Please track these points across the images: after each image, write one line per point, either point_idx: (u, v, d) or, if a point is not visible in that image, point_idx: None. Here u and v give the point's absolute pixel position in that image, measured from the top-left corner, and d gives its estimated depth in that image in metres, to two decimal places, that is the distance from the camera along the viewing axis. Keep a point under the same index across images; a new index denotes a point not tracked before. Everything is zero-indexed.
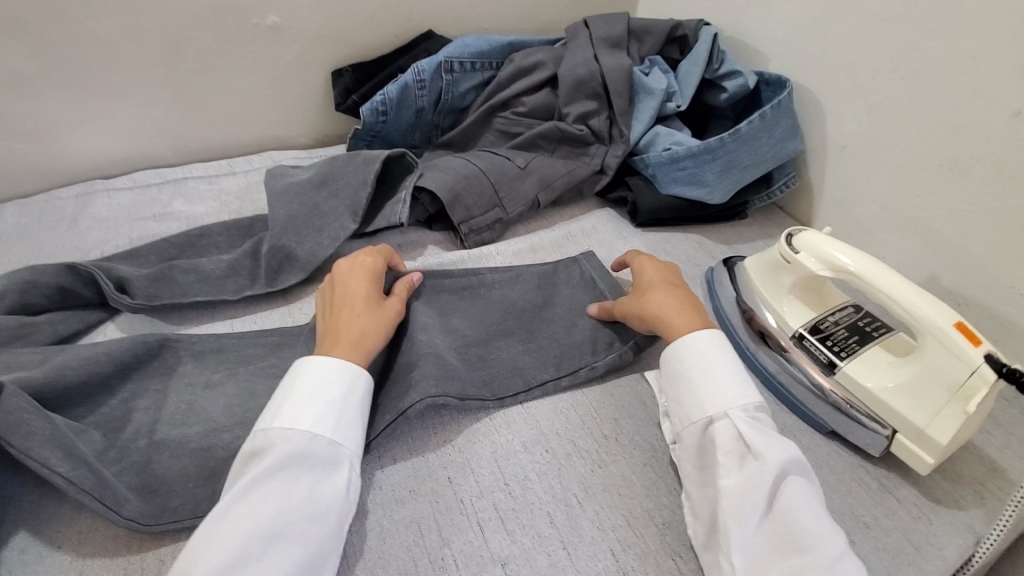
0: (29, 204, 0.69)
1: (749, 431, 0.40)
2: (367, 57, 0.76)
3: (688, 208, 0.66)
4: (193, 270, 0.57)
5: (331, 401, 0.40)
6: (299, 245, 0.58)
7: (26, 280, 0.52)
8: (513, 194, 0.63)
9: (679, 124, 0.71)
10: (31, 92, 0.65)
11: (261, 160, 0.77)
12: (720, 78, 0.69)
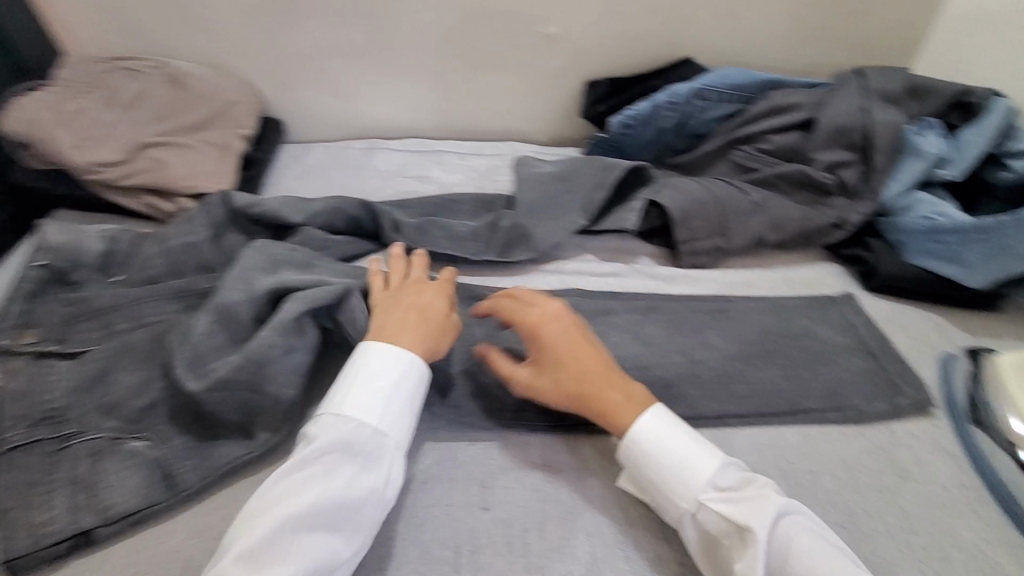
0: (332, 148, 0.87)
1: (736, 509, 0.41)
2: (624, 74, 0.82)
3: (936, 284, 0.62)
4: (447, 229, 0.67)
5: (380, 389, 0.45)
6: (536, 228, 0.66)
7: (336, 207, 0.66)
8: (741, 227, 0.64)
9: (943, 195, 0.66)
10: (359, 64, 0.82)
11: (506, 148, 0.87)
12: (1006, 155, 0.64)
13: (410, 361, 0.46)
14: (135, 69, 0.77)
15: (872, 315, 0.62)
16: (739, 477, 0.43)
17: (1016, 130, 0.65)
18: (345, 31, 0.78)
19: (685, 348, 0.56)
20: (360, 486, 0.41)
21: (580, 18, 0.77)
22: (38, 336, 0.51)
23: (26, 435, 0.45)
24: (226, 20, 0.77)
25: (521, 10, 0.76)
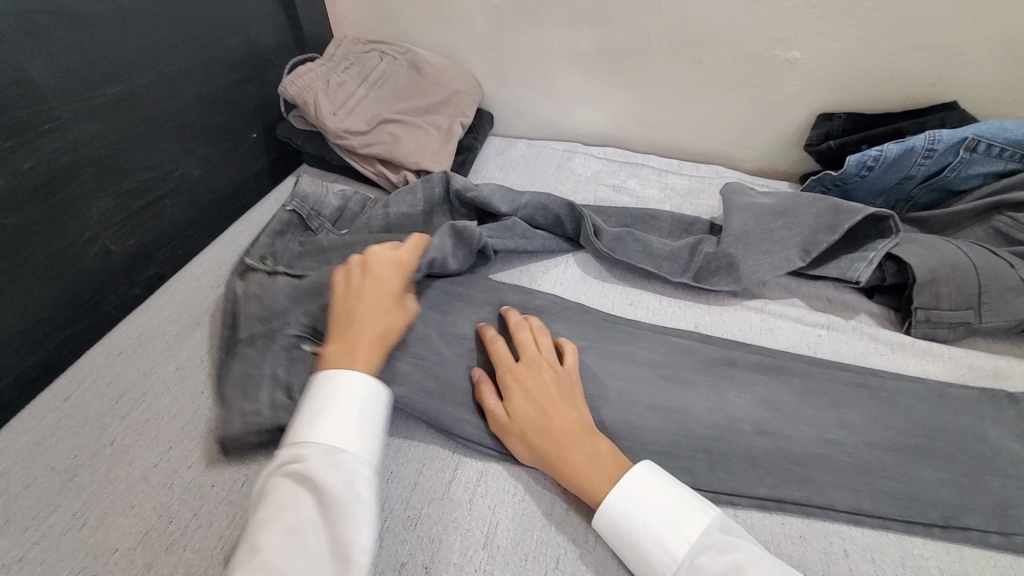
0: (533, 146, 0.90)
1: None
2: (864, 111, 0.75)
3: None
4: (643, 242, 0.65)
5: (352, 413, 0.40)
6: (743, 258, 0.61)
7: (541, 202, 0.67)
8: (1000, 306, 0.54)
9: None
10: (580, 68, 0.84)
11: (708, 171, 0.83)
12: None
13: (369, 387, 0.42)
14: (385, 52, 0.86)
15: None
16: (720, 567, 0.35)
17: None
18: (574, 34, 0.80)
19: (913, 430, 0.48)
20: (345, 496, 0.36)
21: (830, 44, 0.71)
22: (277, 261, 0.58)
23: (252, 333, 0.51)
24: (469, 14, 0.83)
25: (763, 30, 0.72)
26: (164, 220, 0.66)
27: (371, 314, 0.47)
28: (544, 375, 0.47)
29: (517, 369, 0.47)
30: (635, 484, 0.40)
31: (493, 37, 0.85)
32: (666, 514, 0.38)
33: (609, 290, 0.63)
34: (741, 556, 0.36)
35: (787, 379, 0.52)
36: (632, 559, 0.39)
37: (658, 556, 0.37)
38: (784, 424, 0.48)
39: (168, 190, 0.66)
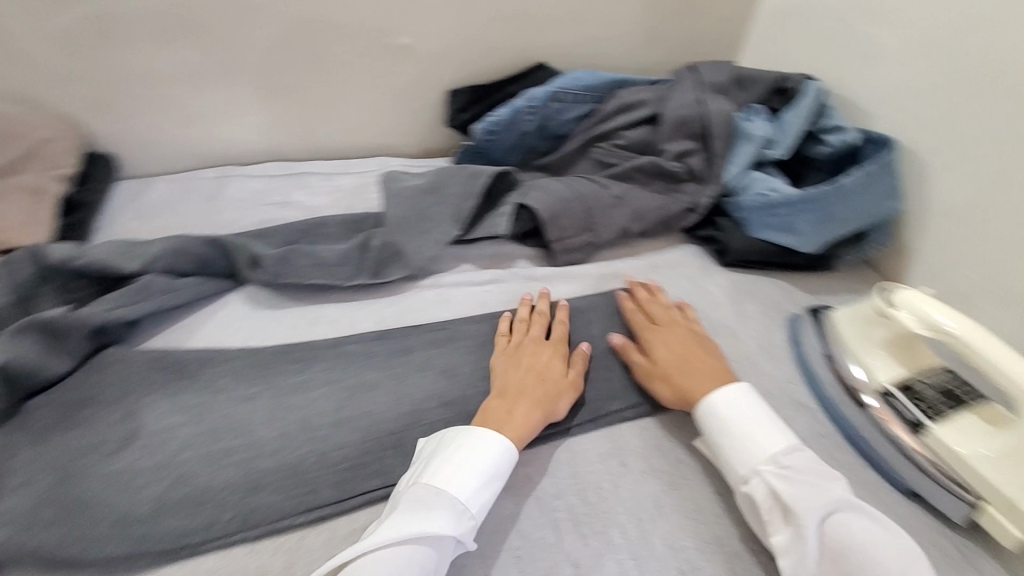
0: (176, 180, 0.78)
1: (792, 487, 0.43)
2: (479, 82, 0.83)
3: (777, 253, 0.67)
4: (311, 255, 0.61)
5: (482, 477, 0.42)
6: (408, 243, 0.62)
7: (176, 247, 0.58)
8: (606, 221, 0.67)
9: (774, 172, 0.71)
10: (200, 87, 0.74)
11: (374, 164, 0.84)
12: (823, 131, 0.70)
13: (501, 448, 0.44)
14: None
15: (727, 288, 0.65)
16: (809, 463, 0.44)
17: (829, 108, 0.71)
18: (174, 51, 0.71)
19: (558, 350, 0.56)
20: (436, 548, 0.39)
21: (430, 28, 0.77)
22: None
23: None
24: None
25: (366, 22, 0.74)
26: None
27: (533, 394, 0.49)
28: (556, 369, 0.52)
29: (512, 342, 0.55)
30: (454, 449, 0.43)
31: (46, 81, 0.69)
32: (751, 417, 0.47)
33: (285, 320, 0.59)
34: (824, 464, 0.45)
35: (462, 344, 0.56)
36: (730, 448, 0.46)
37: (755, 446, 0.46)
38: (458, 388, 0.52)
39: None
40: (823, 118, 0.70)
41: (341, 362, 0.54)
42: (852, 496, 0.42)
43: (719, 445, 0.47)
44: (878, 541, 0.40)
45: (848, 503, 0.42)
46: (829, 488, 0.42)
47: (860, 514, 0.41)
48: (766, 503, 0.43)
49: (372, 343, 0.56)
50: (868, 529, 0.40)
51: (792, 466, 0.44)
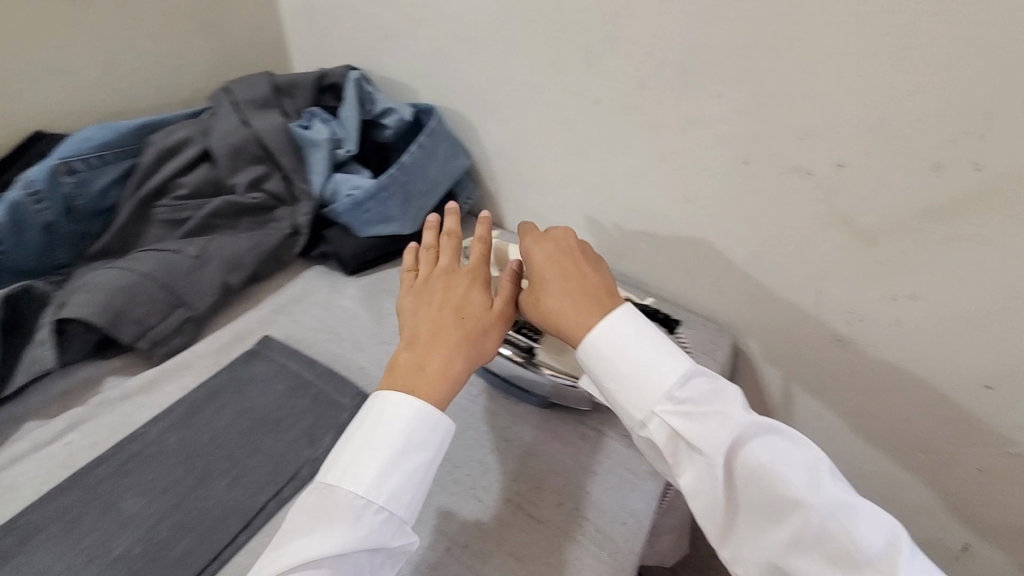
0: None
1: (687, 422, 0.45)
2: (16, 121, 0.71)
3: (388, 242, 0.76)
4: (34, 355, 0.56)
5: (392, 454, 0.45)
6: (132, 311, 0.60)
7: None
8: None
9: (354, 167, 0.80)
10: None
11: (59, 187, 0.67)
12: (379, 116, 0.80)
13: (429, 425, 0.47)
14: None
15: (316, 289, 0.74)
16: (706, 390, 0.46)
17: (373, 92, 0.81)
18: None
19: (236, 433, 0.56)
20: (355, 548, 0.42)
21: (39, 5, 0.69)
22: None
23: None
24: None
25: None
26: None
27: (600, 291, 0.52)
28: (477, 303, 0.53)
29: (418, 281, 0.56)
30: (382, 416, 0.46)
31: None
32: (650, 350, 0.48)
33: (127, 391, 0.60)
34: (721, 383, 0.47)
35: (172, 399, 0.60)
36: (619, 384, 0.48)
37: (653, 384, 0.47)
38: (157, 488, 0.51)
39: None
40: (371, 104, 0.80)
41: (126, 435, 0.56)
42: (756, 415, 0.45)
43: (612, 376, 0.49)
44: (789, 459, 0.43)
45: (753, 425, 0.44)
46: (727, 415, 0.44)
47: (762, 439, 0.44)
48: (670, 439, 0.46)
49: (128, 412, 0.58)
50: (779, 454, 0.43)
51: (689, 398, 0.46)
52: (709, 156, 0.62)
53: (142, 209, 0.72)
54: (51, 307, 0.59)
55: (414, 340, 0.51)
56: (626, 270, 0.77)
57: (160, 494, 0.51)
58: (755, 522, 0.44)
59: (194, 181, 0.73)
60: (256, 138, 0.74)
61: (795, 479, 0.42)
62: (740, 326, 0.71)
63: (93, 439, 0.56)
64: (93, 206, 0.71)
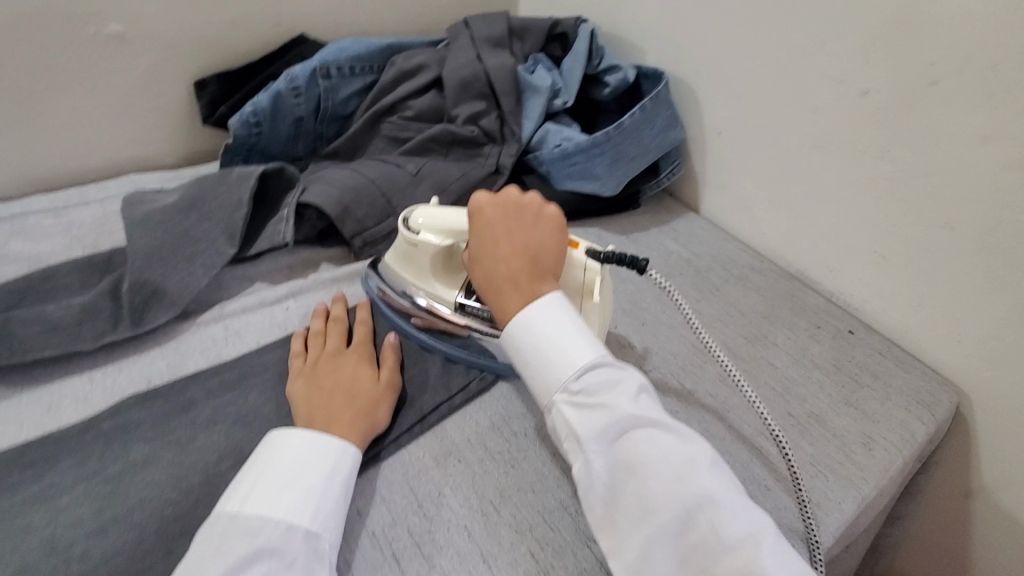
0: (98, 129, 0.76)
1: (577, 414, 0.43)
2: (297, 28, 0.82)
3: (584, 200, 0.75)
4: (275, 225, 0.65)
5: (301, 477, 0.43)
6: (354, 208, 0.66)
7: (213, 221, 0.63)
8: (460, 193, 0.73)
9: (565, 120, 0.79)
10: None
11: (317, 87, 0.76)
12: (601, 73, 0.78)
13: (335, 452, 0.45)
14: None
15: None
16: (604, 379, 0.44)
17: (602, 47, 0.79)
18: None
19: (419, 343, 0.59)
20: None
21: None
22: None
23: None
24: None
25: None
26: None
27: (524, 266, 0.50)
28: (365, 378, 0.51)
29: (307, 364, 0.54)
30: (286, 447, 0.44)
31: (14, 75, 0.68)
32: (566, 330, 0.46)
33: (333, 279, 0.66)
34: (623, 371, 0.45)
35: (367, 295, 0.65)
36: (529, 363, 0.47)
37: (552, 369, 0.45)
38: None
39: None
40: (598, 60, 0.79)
41: None
42: (647, 409, 0.42)
43: (524, 357, 0.47)
44: (662, 456, 0.40)
45: (640, 418, 0.42)
46: (611, 409, 0.42)
47: (660, 430, 0.41)
48: (563, 425, 0.44)
49: (331, 296, 0.64)
50: (657, 445, 0.41)
51: (586, 389, 0.44)
52: (992, 172, 0.52)
53: (373, 123, 0.79)
54: (296, 189, 0.66)
55: (488, 262, 0.50)
56: (832, 289, 0.68)
57: None
58: (630, 524, 0.40)
59: (421, 106, 0.78)
60: (485, 74, 0.77)
61: (670, 475, 0.40)
62: (967, 385, 0.60)
63: (301, 309, 0.63)
64: (335, 112, 0.79)
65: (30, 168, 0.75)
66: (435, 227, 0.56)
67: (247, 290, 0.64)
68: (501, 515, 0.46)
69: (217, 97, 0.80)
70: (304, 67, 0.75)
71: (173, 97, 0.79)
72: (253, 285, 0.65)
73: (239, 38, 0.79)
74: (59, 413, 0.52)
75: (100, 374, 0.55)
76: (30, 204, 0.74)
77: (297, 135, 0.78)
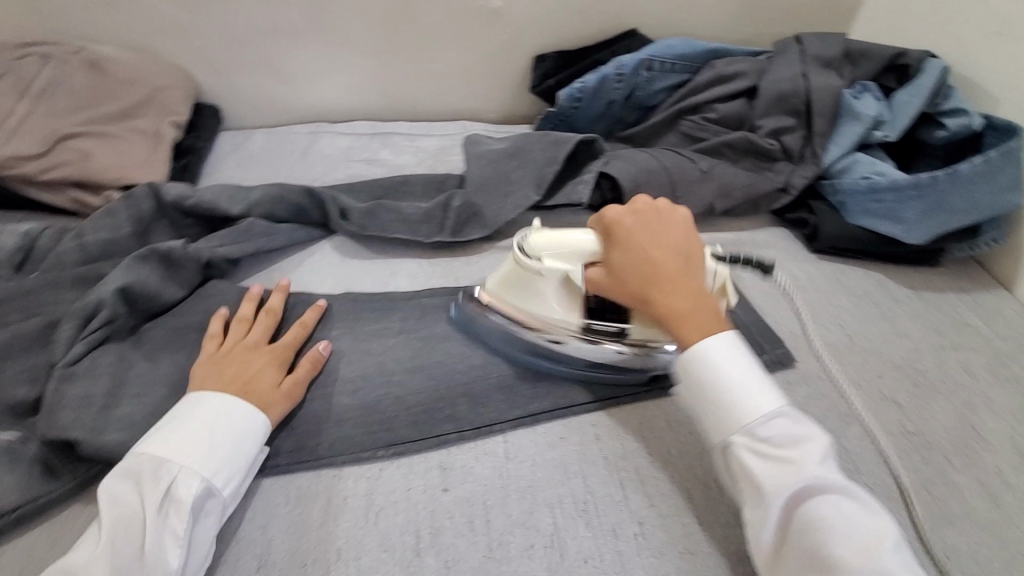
0: (456, 82, 0.97)
1: (764, 466, 0.43)
2: (630, 24, 0.92)
3: (876, 240, 0.71)
4: (570, 186, 0.75)
5: (204, 431, 0.46)
6: (645, 188, 0.73)
7: (528, 172, 0.76)
8: (692, 196, 0.75)
9: (879, 155, 0.75)
10: None
11: (636, 77, 0.84)
12: (941, 114, 0.73)
13: (229, 417, 0.47)
14: (373, 13, 0.88)
15: (774, 246, 0.75)
16: (788, 433, 0.44)
17: (951, 88, 0.73)
18: None
19: None
20: (168, 511, 0.43)
21: None
22: (213, 246, 0.66)
23: (277, 274, 0.70)
24: (374, 15, 0.88)
25: None
26: (105, 213, 0.68)
27: (684, 278, 0.50)
28: (266, 383, 0.51)
29: (224, 349, 0.54)
30: (196, 402, 0.48)
31: (419, 28, 0.90)
32: (744, 368, 0.46)
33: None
34: (807, 428, 0.45)
35: None
36: (712, 402, 0.46)
37: (738, 413, 0.45)
38: None
39: (122, 199, 0.70)
40: (941, 100, 0.73)
41: None
42: (834, 473, 0.43)
43: (701, 392, 0.47)
44: (849, 519, 0.40)
45: (824, 482, 0.42)
46: (803, 469, 0.42)
47: (845, 496, 0.42)
48: (741, 472, 0.44)
49: None
50: (845, 512, 0.41)
51: (767, 439, 0.44)
52: None
53: (674, 118, 0.85)
54: (600, 159, 0.76)
55: (659, 265, 0.51)
56: None
57: None
58: None
59: (727, 111, 0.81)
60: (807, 92, 0.76)
61: (857, 540, 0.39)
62: None
63: None
64: (643, 102, 0.87)
65: (405, 102, 0.99)
66: (558, 252, 0.54)
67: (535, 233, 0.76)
68: (721, 492, 0.49)
69: (548, 71, 0.93)
70: (633, 57, 0.83)
71: (515, 65, 0.95)
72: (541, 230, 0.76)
73: (581, 24, 0.91)
74: (397, 281, 0.70)
75: (425, 263, 0.72)
76: (398, 128, 0.98)
77: (604, 116, 0.87)
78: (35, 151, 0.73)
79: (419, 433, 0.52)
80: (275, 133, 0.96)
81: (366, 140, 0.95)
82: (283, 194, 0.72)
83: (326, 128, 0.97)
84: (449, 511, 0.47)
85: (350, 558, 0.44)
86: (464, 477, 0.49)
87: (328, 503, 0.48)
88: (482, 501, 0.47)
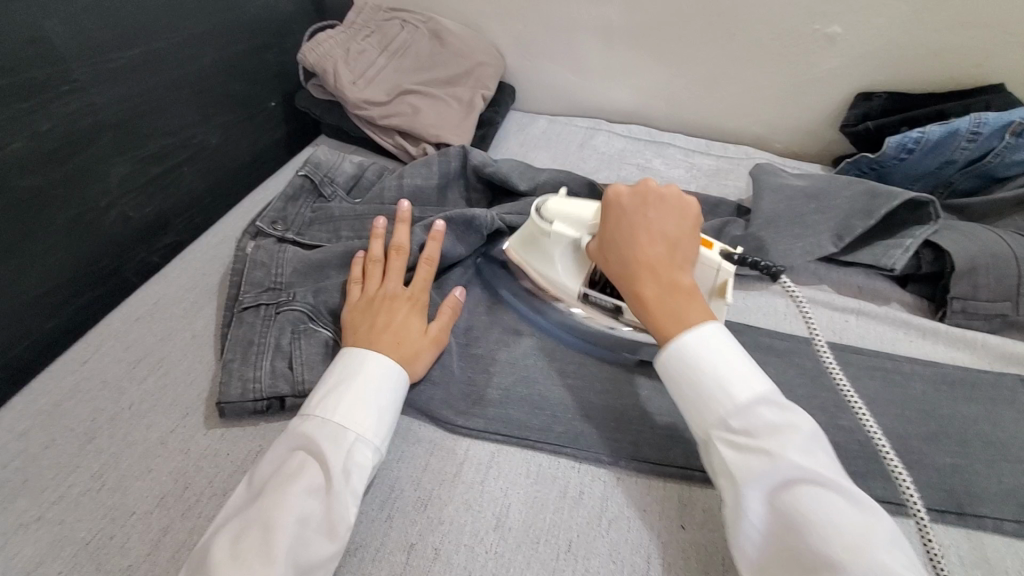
0: (749, 105, 0.91)
1: (740, 454, 0.42)
2: (990, 77, 0.79)
3: None
4: (876, 249, 0.67)
5: (371, 399, 0.49)
6: (980, 277, 0.61)
7: (827, 219, 0.68)
8: None
9: None
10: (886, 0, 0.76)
11: (993, 139, 0.70)
12: None
13: (382, 374, 0.51)
14: (691, 25, 0.86)
15: None
16: (768, 420, 0.42)
17: None
18: None
19: (975, 443, 0.54)
20: (347, 473, 0.45)
21: None
22: (503, 212, 0.71)
23: None
24: (692, 27, 0.86)
25: None
26: (424, 164, 0.77)
27: (664, 250, 0.52)
28: (416, 330, 0.56)
29: (366, 296, 0.58)
30: (352, 371, 0.51)
31: (735, 45, 0.86)
32: (733, 363, 0.45)
33: (903, 323, 0.65)
34: (794, 415, 0.43)
35: (931, 362, 0.61)
36: (698, 393, 0.45)
37: (726, 400, 0.44)
38: (889, 415, 0.56)
39: (438, 154, 0.78)
40: None
41: (879, 352, 0.62)
42: (815, 462, 0.40)
43: (693, 392, 0.46)
44: (833, 518, 0.38)
45: (805, 470, 0.40)
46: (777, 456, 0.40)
47: (825, 486, 0.39)
48: (718, 464, 0.43)
49: (891, 338, 0.64)
50: (825, 508, 0.38)
51: (744, 429, 0.43)
52: None
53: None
54: (926, 226, 0.65)
55: (646, 283, 0.50)
56: None
57: (889, 417, 0.56)
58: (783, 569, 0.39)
59: None
60: None
61: (839, 537, 0.37)
62: None
63: (857, 331, 0.65)
64: (993, 171, 0.73)
65: (686, 115, 0.97)
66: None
67: (812, 287, 0.69)
68: None
69: (871, 111, 0.84)
70: (1003, 116, 0.69)
71: (823, 99, 0.87)
72: (821, 285, 0.69)
73: (929, 66, 0.80)
74: None
75: None
76: (673, 138, 0.96)
77: (930, 175, 0.76)
78: (381, 99, 0.86)
79: (664, 458, 0.52)
80: (556, 121, 1.01)
81: (639, 146, 0.95)
82: (566, 181, 0.76)
83: (604, 127, 0.99)
84: (684, 550, 0.47)
85: (581, 554, 0.46)
86: (702, 521, 0.48)
87: (565, 491, 0.50)
88: (721, 555, 0.46)
